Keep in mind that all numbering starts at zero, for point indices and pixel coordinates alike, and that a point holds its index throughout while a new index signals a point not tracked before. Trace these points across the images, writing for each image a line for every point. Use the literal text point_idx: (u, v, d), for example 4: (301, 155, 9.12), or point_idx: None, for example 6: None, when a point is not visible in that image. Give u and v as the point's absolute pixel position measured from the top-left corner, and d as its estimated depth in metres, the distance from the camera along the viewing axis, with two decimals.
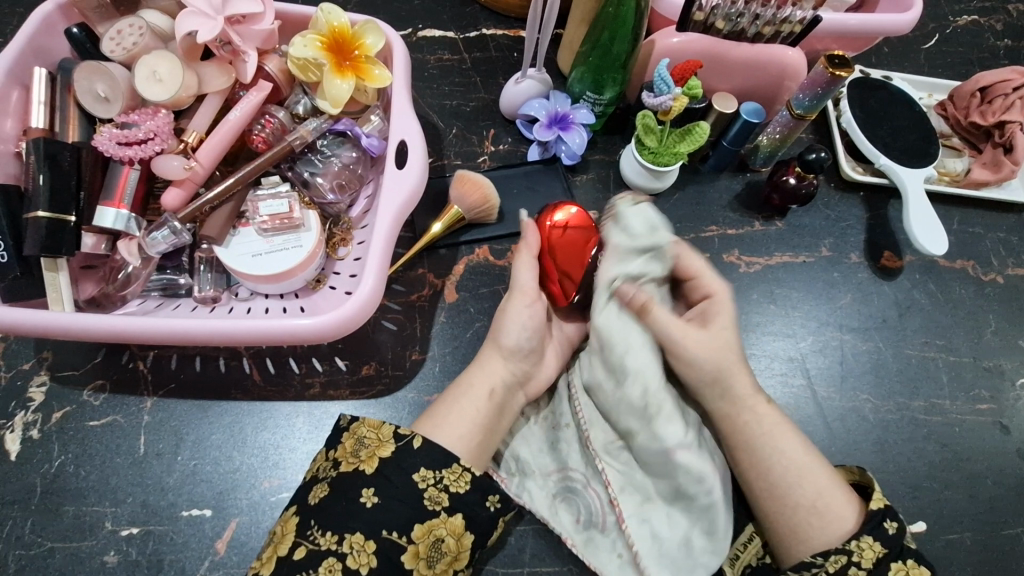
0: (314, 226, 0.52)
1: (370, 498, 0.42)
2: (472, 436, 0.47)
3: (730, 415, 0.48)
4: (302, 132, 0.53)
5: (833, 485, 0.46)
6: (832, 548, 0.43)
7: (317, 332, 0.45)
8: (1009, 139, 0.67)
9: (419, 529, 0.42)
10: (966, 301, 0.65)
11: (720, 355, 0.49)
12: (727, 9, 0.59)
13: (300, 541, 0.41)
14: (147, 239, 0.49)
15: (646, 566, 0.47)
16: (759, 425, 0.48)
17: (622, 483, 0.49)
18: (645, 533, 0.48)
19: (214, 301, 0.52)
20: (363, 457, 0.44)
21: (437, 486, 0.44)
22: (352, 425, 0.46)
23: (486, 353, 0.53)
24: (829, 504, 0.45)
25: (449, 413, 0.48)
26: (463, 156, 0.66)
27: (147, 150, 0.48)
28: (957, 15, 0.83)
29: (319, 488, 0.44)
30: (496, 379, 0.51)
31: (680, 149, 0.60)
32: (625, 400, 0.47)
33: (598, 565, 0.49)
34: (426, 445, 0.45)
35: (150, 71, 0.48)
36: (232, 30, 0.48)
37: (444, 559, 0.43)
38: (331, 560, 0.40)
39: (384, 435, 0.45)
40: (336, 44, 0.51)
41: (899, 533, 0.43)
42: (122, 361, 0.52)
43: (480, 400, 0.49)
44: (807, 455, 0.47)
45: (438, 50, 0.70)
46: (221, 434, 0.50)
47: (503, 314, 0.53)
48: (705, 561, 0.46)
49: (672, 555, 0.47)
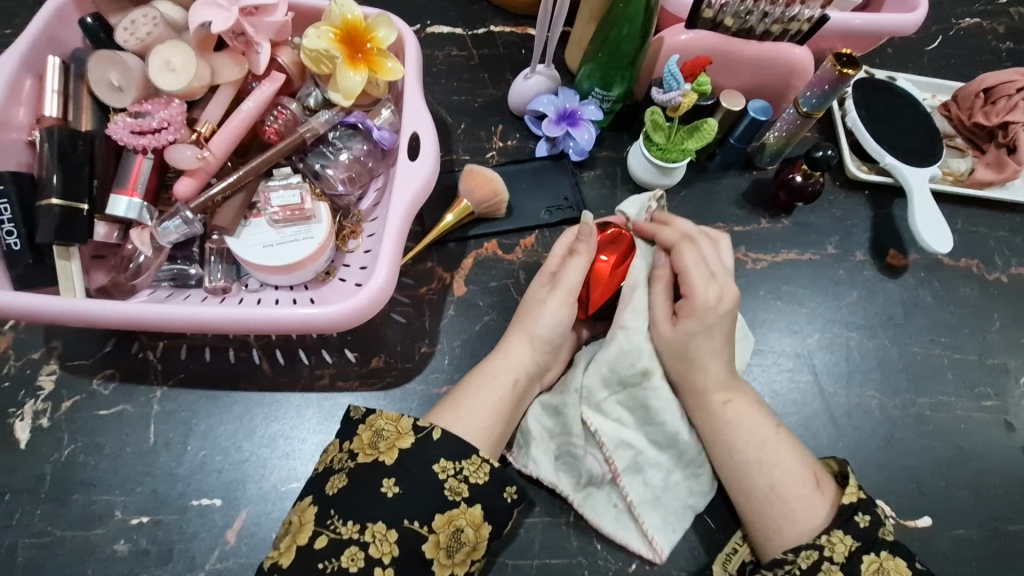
0: (325, 218, 0.52)
1: (391, 488, 0.42)
2: (489, 427, 0.48)
3: (700, 406, 0.50)
4: (313, 123, 0.53)
5: (791, 482, 0.46)
6: (805, 544, 0.44)
7: (330, 321, 0.45)
8: (1013, 139, 0.67)
9: (440, 518, 0.42)
10: (971, 300, 0.66)
11: (694, 346, 0.49)
12: (737, 7, 0.60)
13: (320, 530, 0.41)
14: (158, 228, 0.49)
15: (642, 514, 0.50)
16: (717, 420, 0.49)
17: (616, 443, 0.50)
18: (638, 483, 0.50)
19: (224, 292, 0.52)
20: (382, 448, 0.44)
21: (457, 476, 0.44)
22: (368, 418, 0.46)
23: (511, 344, 0.53)
24: (781, 501, 0.46)
25: (467, 404, 0.48)
26: (471, 152, 0.67)
27: (160, 139, 0.49)
28: (960, 17, 0.84)
29: (336, 478, 0.44)
30: (521, 372, 0.52)
31: (688, 146, 0.60)
32: (629, 357, 0.50)
33: (597, 521, 0.50)
34: (445, 436, 0.45)
35: (163, 61, 0.49)
36: (246, 21, 0.49)
37: (464, 549, 0.43)
38: (353, 549, 0.41)
39: (403, 427, 0.45)
40: (349, 36, 0.51)
41: (872, 526, 0.45)
42: (131, 351, 0.52)
43: (496, 388, 0.50)
44: (764, 449, 0.48)
45: (446, 46, 0.71)
46: (231, 424, 0.50)
47: (539, 303, 0.53)
48: (692, 501, 0.50)
49: (665, 499, 0.50)
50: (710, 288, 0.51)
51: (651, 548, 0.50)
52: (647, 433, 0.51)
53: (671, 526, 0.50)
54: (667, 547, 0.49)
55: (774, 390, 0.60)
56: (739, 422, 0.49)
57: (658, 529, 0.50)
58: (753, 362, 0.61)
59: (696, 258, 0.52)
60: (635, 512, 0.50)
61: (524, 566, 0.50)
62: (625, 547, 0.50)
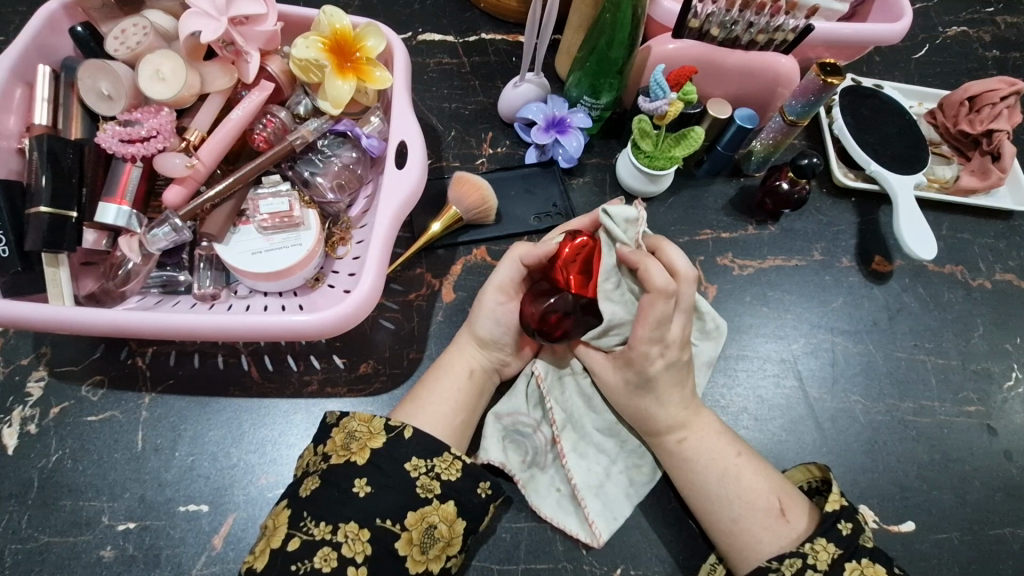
0: (314, 225, 0.53)
1: (362, 488, 0.43)
2: (457, 422, 0.49)
3: (655, 445, 0.52)
4: (302, 131, 0.53)
5: (755, 509, 0.47)
6: (787, 553, 0.45)
7: (316, 328, 0.46)
8: (997, 147, 0.70)
9: (412, 516, 0.43)
10: (955, 305, 0.66)
11: (638, 392, 0.51)
12: (722, 17, 0.60)
13: (293, 532, 0.42)
14: (148, 235, 0.50)
15: (584, 497, 0.51)
16: (676, 458, 0.51)
17: (564, 423, 0.53)
18: (582, 467, 0.52)
19: (213, 298, 0.52)
20: (354, 448, 0.45)
21: (428, 474, 0.45)
22: (341, 421, 0.47)
23: (464, 338, 0.54)
24: (747, 530, 0.46)
25: (429, 397, 0.50)
26: (461, 158, 0.68)
27: (149, 147, 0.49)
28: (947, 26, 0.85)
29: (309, 481, 0.44)
30: (475, 362, 0.53)
31: (675, 154, 0.61)
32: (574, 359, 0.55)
33: (538, 501, 0.51)
34: (417, 434, 0.46)
35: (153, 70, 0.49)
36: (235, 31, 0.49)
37: (438, 544, 0.44)
38: (325, 549, 0.41)
39: (374, 428, 0.46)
40: (338, 45, 0.52)
41: (853, 533, 0.46)
42: (120, 357, 0.52)
43: (460, 380, 0.51)
44: (727, 478, 0.48)
45: (437, 54, 0.73)
46: (219, 430, 0.51)
47: (478, 305, 0.53)
48: (632, 490, 0.52)
49: (606, 486, 0.52)
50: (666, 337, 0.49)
51: (590, 531, 0.50)
52: (593, 418, 0.54)
53: (612, 511, 0.51)
54: (604, 532, 0.50)
55: (759, 395, 0.60)
56: (698, 465, 0.50)
57: (599, 514, 0.51)
58: (739, 367, 0.61)
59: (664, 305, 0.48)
60: (578, 497, 0.51)
61: (508, 571, 0.51)
62: (564, 531, 0.51)
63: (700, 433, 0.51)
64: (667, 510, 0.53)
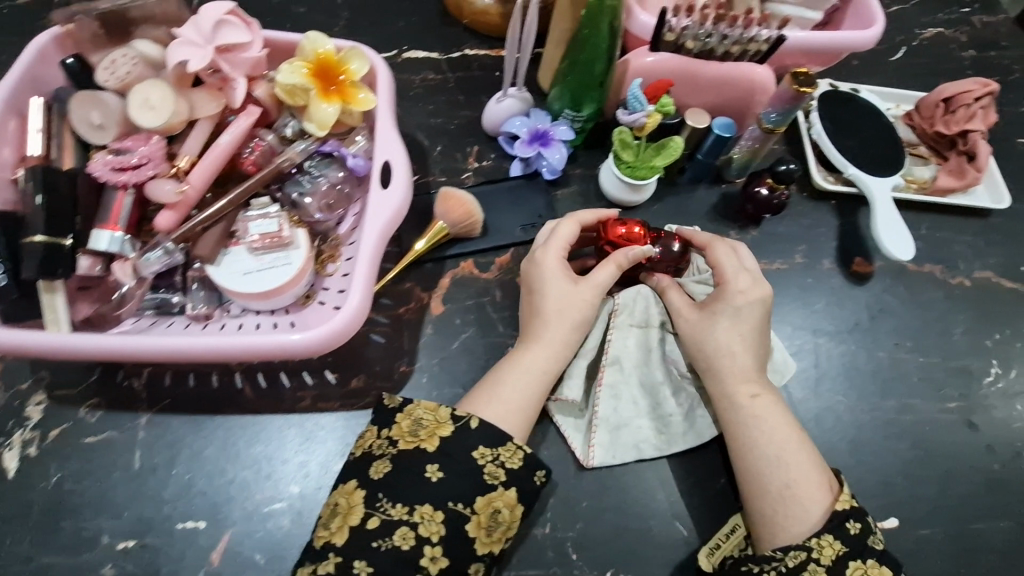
0: (303, 244, 0.54)
1: (434, 473, 0.47)
2: (524, 415, 0.51)
3: (730, 400, 0.53)
4: (289, 154, 0.55)
5: (808, 480, 0.49)
6: (793, 545, 0.47)
7: (307, 347, 0.47)
8: (972, 148, 0.71)
9: (480, 500, 0.47)
10: (934, 303, 0.68)
11: (720, 335, 0.54)
12: (696, 30, 0.61)
13: (372, 512, 0.45)
14: (141, 260, 0.51)
15: (597, 429, 0.55)
16: (747, 415, 0.52)
17: (613, 360, 0.56)
18: (610, 404, 0.56)
19: (206, 318, 0.54)
20: (422, 436, 0.48)
21: (494, 462, 0.48)
22: (406, 407, 0.50)
23: (552, 273, 0.56)
24: (797, 498, 0.48)
25: (508, 394, 0.51)
26: (447, 173, 0.69)
27: (140, 175, 0.50)
28: (923, 28, 0.87)
29: (380, 465, 0.47)
30: (557, 368, 0.54)
31: (656, 163, 0.63)
32: (642, 312, 0.57)
33: (559, 414, 0.56)
34: (482, 425, 0.49)
35: (143, 98, 0.50)
36: (221, 59, 0.51)
37: (500, 528, 0.47)
38: (404, 529, 0.45)
39: (440, 417, 0.49)
40: (322, 69, 0.54)
41: (861, 534, 0.48)
42: (116, 379, 0.53)
43: (540, 383, 0.53)
44: (785, 449, 0.50)
45: (423, 71, 0.74)
46: (215, 447, 0.52)
47: (574, 304, 0.55)
48: (642, 446, 0.56)
49: (621, 433, 0.56)
50: (750, 293, 0.56)
51: (588, 453, 0.55)
52: (641, 372, 0.57)
53: (614, 451, 0.55)
54: (598, 460, 0.55)
55: None
56: (766, 425, 0.52)
57: (602, 445, 0.55)
58: None
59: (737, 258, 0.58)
60: (592, 425, 0.55)
61: None
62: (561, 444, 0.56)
63: (772, 402, 0.53)
64: (654, 513, 0.55)
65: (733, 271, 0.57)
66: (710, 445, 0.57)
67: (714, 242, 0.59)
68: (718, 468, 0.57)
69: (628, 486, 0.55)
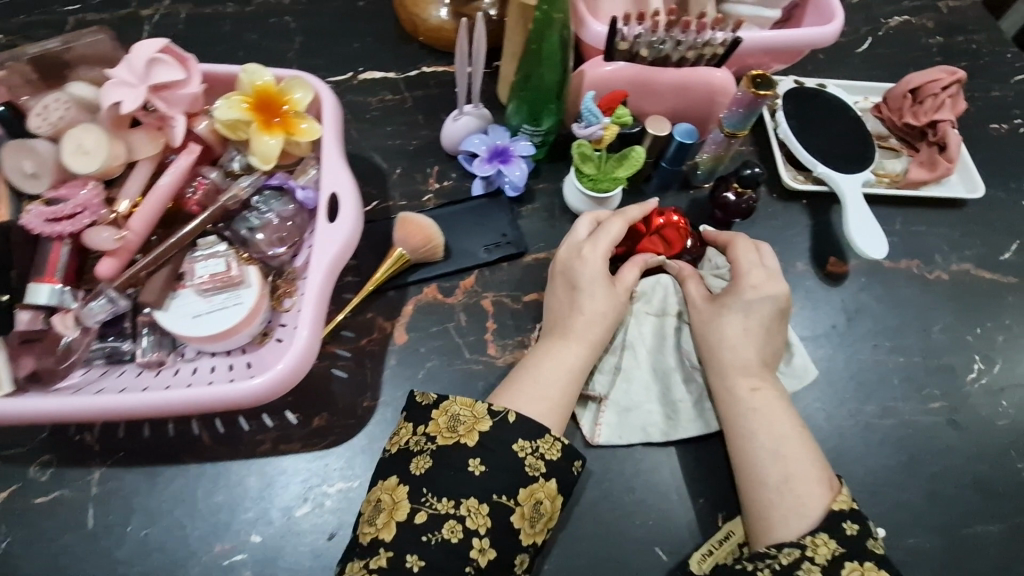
0: (253, 282, 0.52)
1: (477, 467, 0.46)
2: (559, 410, 0.51)
3: (733, 392, 0.53)
4: (235, 190, 0.53)
5: (806, 474, 0.49)
6: (788, 543, 0.46)
7: (253, 396, 0.45)
8: (942, 138, 0.70)
9: (523, 492, 0.46)
10: (912, 300, 0.66)
11: (727, 327, 0.55)
12: (650, 37, 0.60)
13: (418, 507, 0.45)
14: (84, 309, 0.49)
15: (606, 408, 0.56)
16: (751, 406, 0.52)
17: (626, 344, 0.58)
18: (622, 385, 0.57)
19: (159, 365, 0.52)
20: (461, 431, 0.48)
21: (533, 454, 0.48)
22: (442, 403, 0.50)
23: (586, 269, 0.57)
24: (793, 491, 0.48)
25: (537, 386, 0.52)
26: (408, 196, 0.67)
27: (77, 224, 0.48)
28: (888, 17, 0.86)
29: (420, 460, 0.47)
30: (586, 365, 0.54)
31: (618, 175, 0.61)
32: (660, 301, 0.60)
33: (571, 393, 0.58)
34: (520, 419, 0.49)
35: (76, 144, 0.49)
36: (156, 97, 0.50)
37: (543, 520, 0.47)
38: (451, 522, 0.44)
39: (478, 412, 0.49)
40: (262, 102, 0.52)
41: (859, 535, 0.46)
42: (68, 434, 0.52)
43: (569, 378, 0.53)
44: (782, 443, 0.50)
45: (380, 92, 0.73)
46: (172, 500, 0.50)
47: (604, 301, 0.56)
48: (650, 431, 0.56)
49: (629, 416, 0.56)
50: (764, 289, 0.56)
51: (593, 432, 0.55)
52: (654, 359, 0.58)
53: (621, 432, 0.55)
54: (603, 438, 0.55)
55: None
56: (766, 417, 0.52)
57: (610, 425, 0.56)
58: None
59: (755, 256, 0.59)
60: (601, 405, 0.56)
61: None
62: (567, 431, 0.56)
63: (779, 398, 0.53)
64: (632, 538, 0.53)
65: (747, 267, 0.58)
66: (686, 463, 0.56)
67: (736, 241, 0.60)
68: (697, 487, 0.55)
69: (604, 512, 0.54)
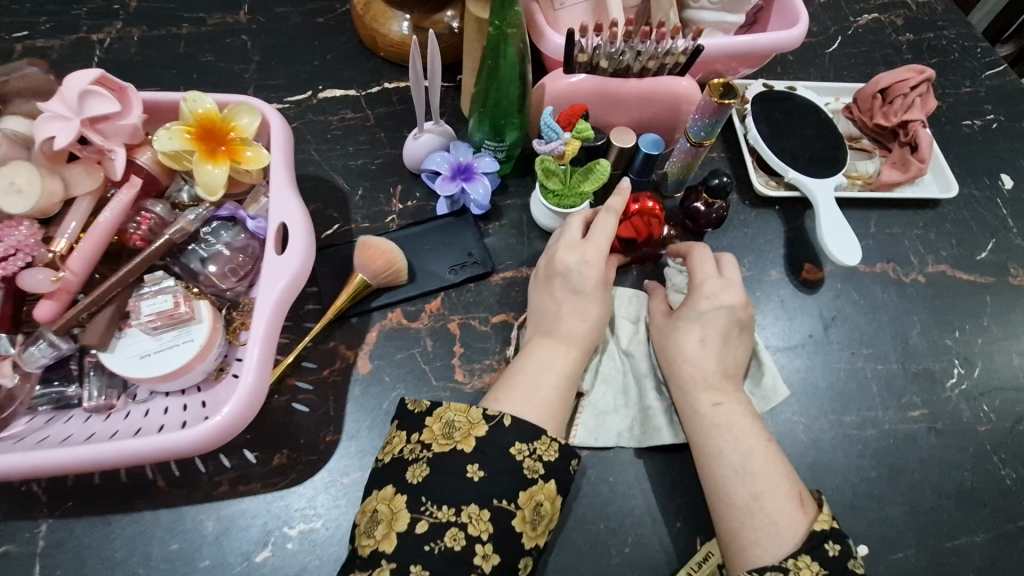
0: (205, 317, 0.50)
1: (475, 472, 0.44)
2: (551, 409, 0.50)
3: (692, 408, 0.52)
4: (180, 224, 0.51)
5: (777, 490, 0.47)
6: (770, 566, 0.44)
7: (191, 445, 0.43)
8: (913, 137, 0.69)
9: (523, 496, 0.45)
10: (889, 305, 0.65)
11: (682, 339, 0.54)
12: (609, 48, 0.58)
13: (418, 516, 0.43)
14: (23, 354, 0.47)
15: (581, 412, 0.55)
16: (716, 420, 0.51)
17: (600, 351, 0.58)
18: (598, 388, 0.56)
19: (109, 408, 0.50)
20: (457, 437, 0.46)
21: (531, 457, 0.46)
22: (435, 410, 0.48)
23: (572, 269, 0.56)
24: (764, 509, 0.46)
25: (524, 388, 0.50)
26: (371, 218, 0.66)
27: (9, 265, 0.46)
28: (857, 15, 0.85)
29: (416, 468, 0.45)
30: (573, 368, 0.52)
31: (584, 188, 0.59)
32: (632, 309, 0.60)
33: None
34: (516, 422, 0.47)
35: (7, 182, 0.46)
36: (91, 130, 0.48)
37: (543, 522, 0.46)
38: (453, 530, 0.42)
39: (473, 417, 0.47)
40: (205, 131, 0.50)
41: (840, 556, 0.44)
42: (14, 485, 0.49)
43: (559, 380, 0.51)
44: (750, 459, 0.48)
45: (341, 110, 0.71)
46: (125, 549, 0.48)
47: (591, 301, 0.55)
48: (623, 436, 0.55)
49: (604, 420, 0.55)
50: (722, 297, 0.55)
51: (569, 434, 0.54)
52: (626, 365, 0.58)
53: (596, 436, 0.55)
54: (578, 440, 0.54)
55: None
56: (729, 432, 0.50)
57: (584, 429, 0.55)
58: None
59: (711, 267, 0.57)
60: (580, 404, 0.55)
61: None
62: None
63: (743, 414, 0.51)
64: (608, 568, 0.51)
65: (706, 275, 0.56)
66: (660, 486, 0.54)
67: (693, 252, 0.58)
68: (674, 511, 0.53)
69: (578, 542, 0.52)
